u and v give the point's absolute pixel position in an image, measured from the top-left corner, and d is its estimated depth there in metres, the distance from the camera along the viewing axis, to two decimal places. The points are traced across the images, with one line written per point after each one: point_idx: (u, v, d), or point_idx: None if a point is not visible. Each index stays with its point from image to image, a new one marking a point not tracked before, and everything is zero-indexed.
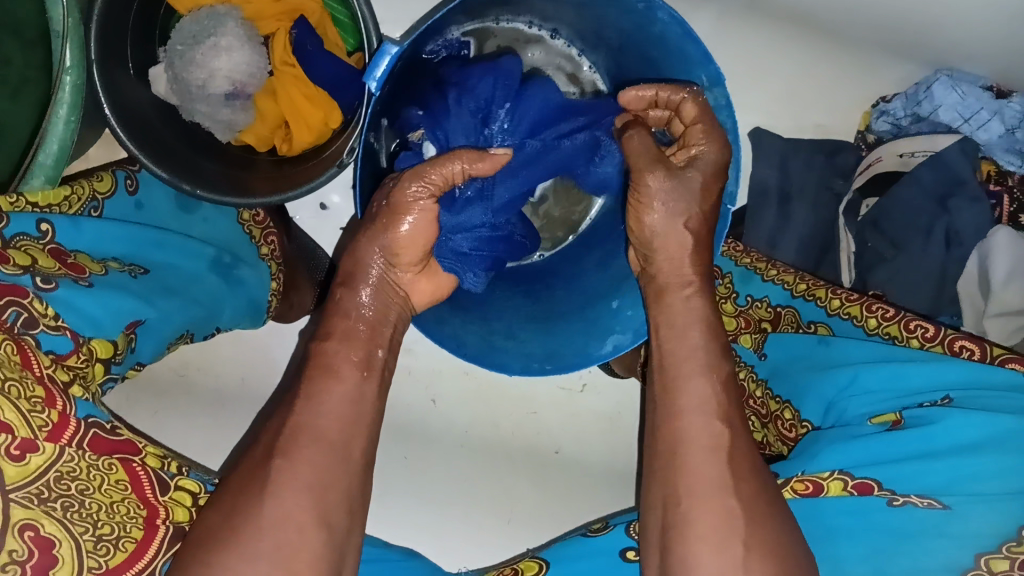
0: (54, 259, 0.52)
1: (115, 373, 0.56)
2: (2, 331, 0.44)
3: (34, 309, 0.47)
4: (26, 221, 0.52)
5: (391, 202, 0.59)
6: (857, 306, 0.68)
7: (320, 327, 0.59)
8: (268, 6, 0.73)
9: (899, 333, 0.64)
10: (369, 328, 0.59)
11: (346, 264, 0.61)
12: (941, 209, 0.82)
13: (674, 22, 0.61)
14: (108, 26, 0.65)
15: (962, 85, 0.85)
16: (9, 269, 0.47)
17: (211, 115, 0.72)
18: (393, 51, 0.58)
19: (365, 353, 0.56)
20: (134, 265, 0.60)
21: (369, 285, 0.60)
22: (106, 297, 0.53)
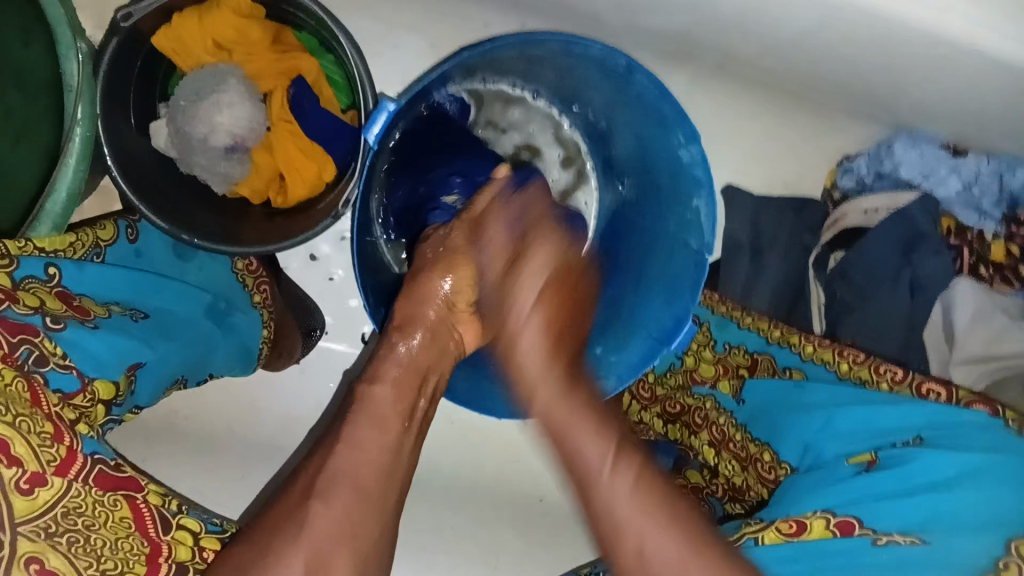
0: (61, 301, 0.54)
1: (117, 414, 0.57)
2: (13, 369, 0.46)
3: (45, 348, 0.49)
4: (34, 264, 0.54)
5: (449, 247, 0.67)
6: (829, 351, 0.71)
7: (365, 371, 0.61)
8: (267, 63, 0.74)
9: (869, 375, 0.67)
10: (413, 372, 0.61)
11: (401, 310, 0.64)
12: (906, 261, 0.87)
13: (652, 84, 0.65)
14: (112, 80, 0.68)
15: (922, 144, 0.90)
16: (21, 308, 0.49)
17: (209, 167, 0.75)
18: (391, 109, 0.62)
19: (408, 403, 0.59)
20: (136, 309, 0.62)
21: (422, 331, 0.63)
22: (111, 339, 0.55)
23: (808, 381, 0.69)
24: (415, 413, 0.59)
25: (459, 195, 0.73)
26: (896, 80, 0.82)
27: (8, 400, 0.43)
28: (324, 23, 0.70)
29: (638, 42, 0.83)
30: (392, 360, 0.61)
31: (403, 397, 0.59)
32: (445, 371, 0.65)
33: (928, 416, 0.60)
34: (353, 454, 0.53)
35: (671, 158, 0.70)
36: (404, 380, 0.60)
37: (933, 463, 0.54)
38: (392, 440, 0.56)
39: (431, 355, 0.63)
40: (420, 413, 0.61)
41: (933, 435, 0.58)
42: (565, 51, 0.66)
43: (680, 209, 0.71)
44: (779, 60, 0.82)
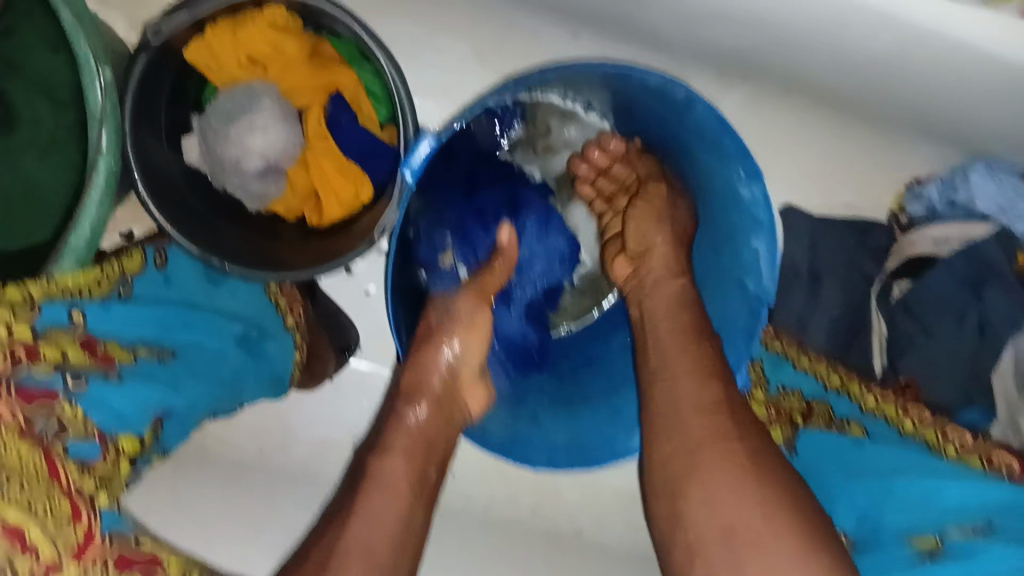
0: (84, 350, 0.51)
1: (141, 463, 0.55)
2: (29, 441, 0.44)
3: (63, 413, 0.48)
4: (56, 310, 0.52)
5: (453, 318, 0.67)
6: (891, 406, 0.70)
7: (378, 439, 0.60)
8: (303, 79, 0.70)
9: (935, 438, 0.64)
10: (426, 441, 0.60)
11: (409, 376, 0.63)
12: (974, 297, 0.81)
13: (713, 117, 0.60)
14: (143, 96, 0.65)
15: (1000, 174, 0.83)
16: (41, 370, 0.47)
17: (242, 185, 0.72)
18: (432, 141, 0.57)
19: (420, 471, 0.57)
20: (163, 348, 0.59)
21: (429, 398, 0.62)
22: (136, 390, 0.53)
23: (868, 440, 0.65)
24: (425, 481, 0.57)
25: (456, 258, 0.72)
26: (977, 109, 0.75)
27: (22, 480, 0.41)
28: (359, 39, 0.66)
29: (694, 57, 0.77)
30: (405, 427, 0.60)
31: (416, 463, 0.57)
32: (452, 436, 0.62)
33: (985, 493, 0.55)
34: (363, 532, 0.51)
35: (733, 195, 0.65)
36: (414, 454, 0.58)
37: (1004, 557, 0.50)
38: (405, 515, 0.54)
39: (444, 420, 0.62)
40: (433, 482, 0.58)
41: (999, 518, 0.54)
42: (620, 79, 0.61)
43: (738, 248, 0.66)
44: (851, 83, 0.76)
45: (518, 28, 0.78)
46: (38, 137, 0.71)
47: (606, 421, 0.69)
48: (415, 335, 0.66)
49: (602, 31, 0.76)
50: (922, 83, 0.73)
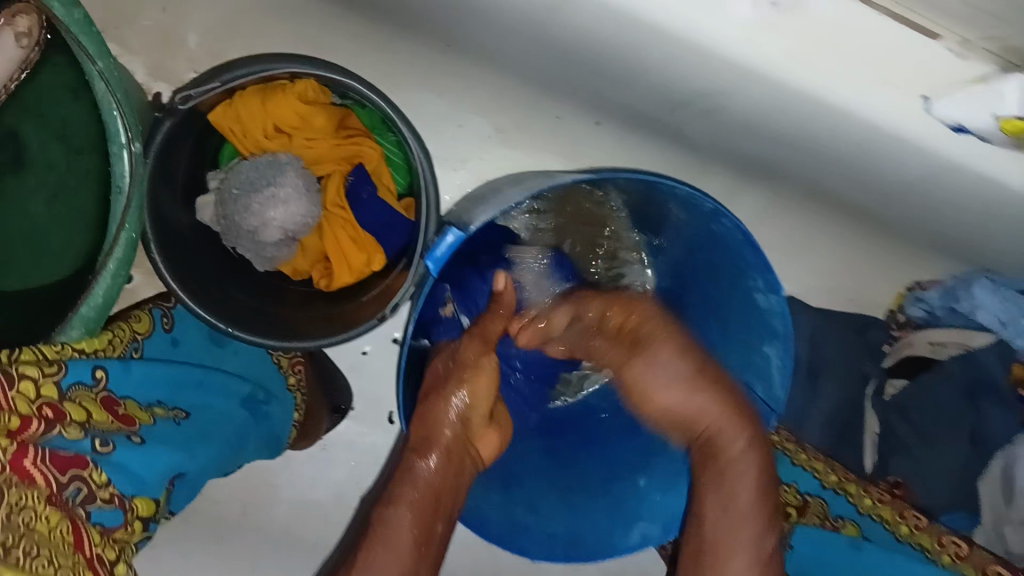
0: (106, 411, 0.52)
1: (150, 529, 0.55)
2: (59, 510, 0.45)
3: (92, 481, 0.48)
4: (81, 369, 0.52)
5: (460, 362, 0.69)
6: (888, 510, 0.73)
7: (391, 492, 0.63)
8: (328, 149, 0.70)
9: (930, 545, 0.69)
10: (433, 494, 0.62)
11: (420, 429, 0.65)
12: (971, 406, 0.83)
13: (738, 231, 0.61)
14: (161, 159, 0.64)
15: (1004, 290, 0.81)
16: (70, 434, 0.48)
17: (255, 251, 0.70)
18: (455, 236, 0.57)
19: (426, 526, 0.60)
20: (177, 410, 0.59)
21: (438, 451, 0.63)
22: (154, 454, 0.53)
23: (864, 542, 0.67)
24: (431, 534, 0.61)
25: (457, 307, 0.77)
26: (987, 235, 0.76)
27: (53, 551, 0.42)
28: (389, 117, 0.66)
29: (715, 157, 0.77)
30: (414, 479, 0.62)
31: (423, 518, 0.60)
32: (462, 491, 0.65)
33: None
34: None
35: (745, 300, 0.66)
36: (422, 508, 0.61)
37: None
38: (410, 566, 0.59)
39: (457, 461, 0.64)
40: (438, 538, 0.62)
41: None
42: (648, 185, 0.62)
43: (748, 352, 0.67)
44: (865, 199, 0.77)
45: (542, 108, 0.78)
46: (48, 182, 0.70)
47: (606, 511, 0.68)
48: (425, 386, 0.68)
49: (626, 124, 0.76)
50: (933, 213, 0.74)
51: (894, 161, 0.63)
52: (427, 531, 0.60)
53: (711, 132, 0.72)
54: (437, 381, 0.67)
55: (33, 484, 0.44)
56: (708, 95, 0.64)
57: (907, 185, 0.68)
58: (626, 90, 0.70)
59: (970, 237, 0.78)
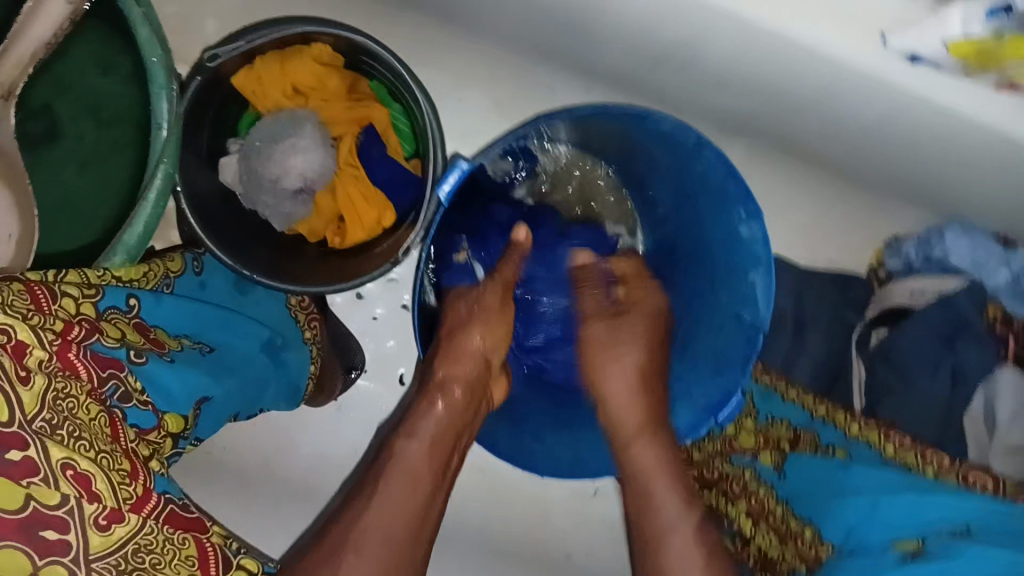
0: (139, 333, 0.56)
1: (182, 446, 0.59)
2: (99, 405, 0.48)
3: (129, 384, 0.51)
4: (117, 295, 0.56)
5: (482, 304, 0.71)
6: (875, 433, 0.74)
7: (405, 423, 0.62)
8: (340, 112, 0.75)
9: (914, 461, 0.68)
10: (455, 427, 0.63)
11: (443, 344, 0.68)
12: (949, 348, 0.85)
13: (719, 161, 0.66)
14: (189, 116, 0.70)
15: (974, 235, 0.89)
16: (109, 342, 0.51)
17: (273, 206, 0.76)
18: (464, 167, 0.63)
19: (441, 459, 0.60)
20: (202, 343, 0.63)
21: (463, 383, 0.65)
22: (184, 374, 0.57)
23: (854, 463, 0.68)
24: (446, 469, 0.60)
25: (470, 254, 0.76)
26: (951, 180, 0.82)
27: (93, 436, 0.45)
28: (397, 74, 0.72)
29: (698, 117, 0.84)
30: (431, 414, 0.62)
31: (439, 449, 0.60)
32: (474, 424, 0.66)
33: (971, 509, 0.60)
34: (384, 513, 0.53)
35: (729, 234, 0.71)
36: (439, 442, 0.60)
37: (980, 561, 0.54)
38: (422, 501, 0.56)
39: (466, 414, 0.64)
40: (451, 472, 0.61)
41: (983, 532, 0.57)
42: (634, 124, 0.68)
43: (733, 283, 0.72)
44: (834, 148, 0.83)
45: (536, 79, 0.84)
46: (79, 152, 0.74)
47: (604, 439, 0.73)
48: (443, 328, 0.69)
49: (614, 88, 0.83)
50: (897, 155, 0.80)
51: (857, 101, 0.70)
52: (443, 466, 0.60)
53: (691, 89, 0.78)
54: (455, 322, 0.69)
55: (75, 376, 0.47)
56: (686, 46, 0.71)
57: (870, 127, 0.75)
58: (610, 50, 0.76)
59: (936, 183, 0.84)
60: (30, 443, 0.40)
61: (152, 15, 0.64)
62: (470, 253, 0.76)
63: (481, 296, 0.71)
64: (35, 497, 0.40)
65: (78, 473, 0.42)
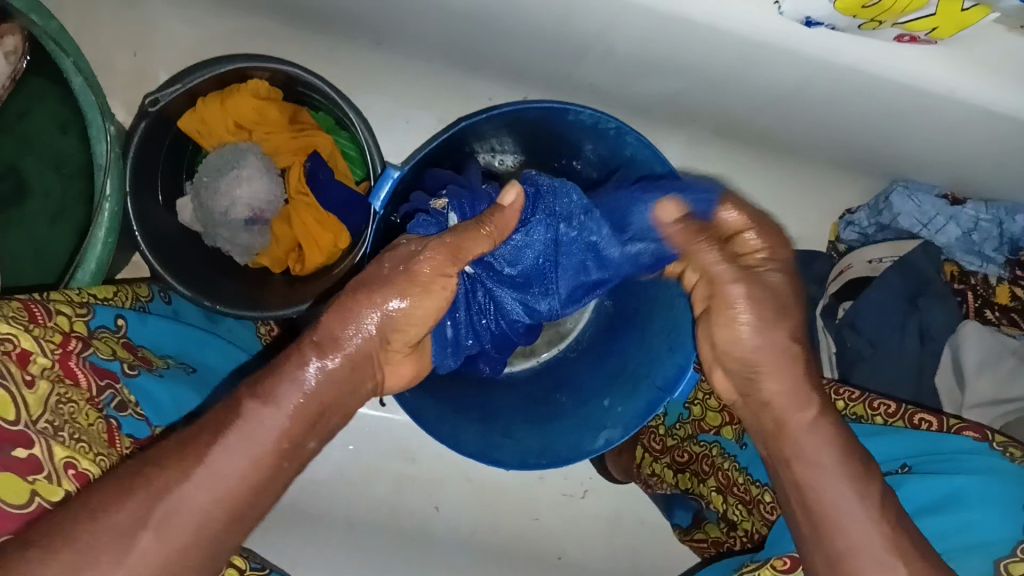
0: (127, 351, 0.60)
1: None
2: (96, 411, 0.53)
3: (124, 394, 0.56)
4: (106, 315, 0.60)
5: (410, 269, 0.59)
6: (825, 391, 0.74)
7: (262, 377, 0.53)
8: (285, 142, 0.79)
9: (865, 411, 0.70)
10: (319, 404, 0.53)
11: (331, 328, 0.56)
12: (912, 307, 0.87)
13: (642, 145, 0.68)
14: (142, 161, 0.73)
15: (917, 194, 0.90)
16: (103, 355, 0.56)
17: (231, 239, 0.79)
18: (394, 175, 0.67)
19: (299, 437, 0.52)
20: (184, 363, 0.67)
21: (341, 354, 0.56)
22: (171, 387, 0.62)
23: None
24: (300, 449, 0.52)
25: (448, 202, 0.69)
26: (890, 136, 0.84)
27: (90, 440, 0.50)
28: (334, 103, 0.75)
29: (634, 109, 0.87)
30: (298, 382, 0.53)
31: (298, 424, 0.52)
32: (353, 400, 0.58)
33: (913, 447, 0.64)
34: (208, 488, 0.46)
35: None
36: (302, 416, 0.52)
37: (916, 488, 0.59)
38: (264, 475, 0.49)
39: (342, 391, 0.56)
40: (306, 454, 0.54)
41: (919, 464, 0.62)
42: (558, 116, 0.70)
43: None
44: (770, 120, 0.85)
45: (475, 91, 0.88)
46: (48, 208, 0.77)
47: (574, 426, 0.75)
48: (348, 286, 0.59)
49: (550, 91, 0.86)
50: (832, 119, 0.82)
51: (774, 67, 0.73)
52: (296, 446, 0.52)
53: (619, 80, 0.81)
54: (375, 277, 0.59)
55: (76, 386, 0.52)
56: (601, 37, 0.74)
57: (794, 93, 0.77)
58: (537, 55, 0.80)
59: (876, 145, 0.86)
60: (34, 441, 0.45)
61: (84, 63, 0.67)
62: (450, 205, 0.69)
63: (418, 260, 0.59)
64: (40, 494, 0.45)
65: (79, 472, 0.47)
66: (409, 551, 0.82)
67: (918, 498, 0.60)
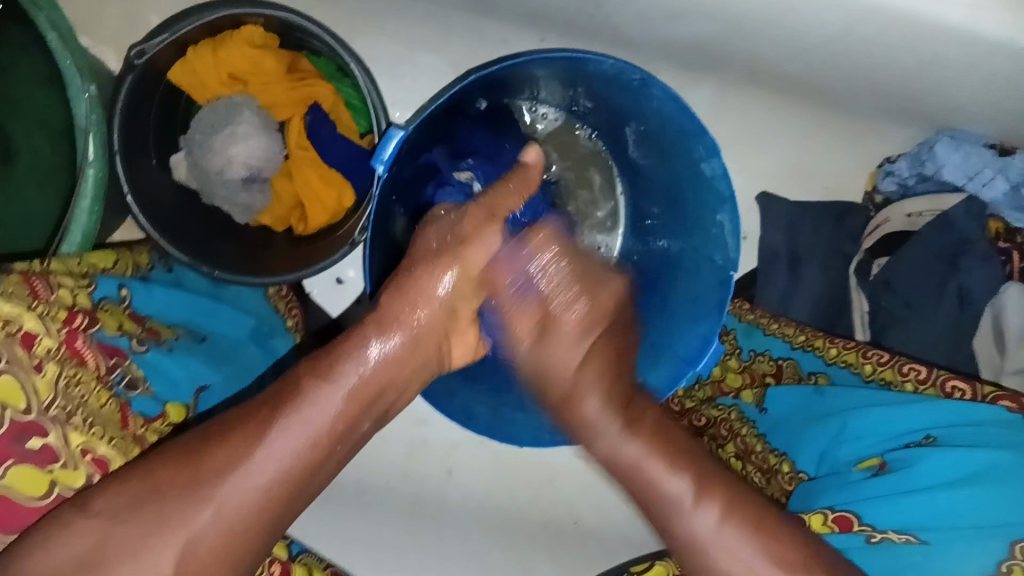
0: (136, 322, 0.56)
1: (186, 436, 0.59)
2: (107, 391, 0.49)
3: (133, 371, 0.53)
4: (108, 286, 0.56)
5: (456, 236, 0.61)
6: (852, 353, 0.68)
7: (321, 355, 0.54)
8: (283, 94, 0.74)
9: (893, 377, 0.64)
10: (385, 384, 0.55)
11: (389, 304, 0.58)
12: (952, 267, 0.81)
13: (669, 99, 0.62)
14: (131, 117, 0.68)
15: (965, 145, 0.84)
16: (109, 330, 0.52)
17: (230, 199, 0.75)
18: (399, 135, 0.61)
19: (347, 423, 0.52)
20: (195, 331, 0.63)
21: (402, 333, 0.56)
22: (183, 360, 0.57)
23: (827, 387, 0.65)
24: (352, 431, 0.52)
25: (473, 173, 0.70)
26: (934, 84, 0.77)
27: (103, 423, 0.48)
28: (334, 53, 0.70)
29: (659, 54, 0.81)
30: (360, 361, 0.53)
31: (354, 407, 0.52)
32: (420, 373, 0.59)
33: (944, 414, 0.56)
34: (240, 477, 0.45)
35: (695, 172, 0.67)
36: (356, 398, 0.52)
37: (935, 463, 0.52)
38: (313, 464, 0.49)
39: (399, 372, 0.56)
40: (357, 437, 0.53)
41: (946, 435, 0.55)
42: (578, 68, 0.64)
43: (704, 224, 0.68)
44: (803, 68, 0.78)
45: (488, 35, 0.82)
46: (38, 167, 0.72)
47: None
48: (405, 259, 0.61)
49: (568, 35, 0.80)
50: (868, 68, 0.76)
51: (815, 9, 0.66)
52: (348, 429, 0.52)
53: (643, 22, 0.75)
54: (422, 253, 0.61)
55: (83, 364, 0.48)
56: None
57: (830, 40, 0.71)
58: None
59: (917, 93, 0.80)
60: (49, 430, 0.43)
61: (60, 19, 0.65)
62: (474, 174, 0.69)
63: (460, 225, 0.62)
64: (58, 482, 0.44)
65: (97, 457, 0.46)
66: (418, 517, 0.81)
67: (943, 476, 0.52)
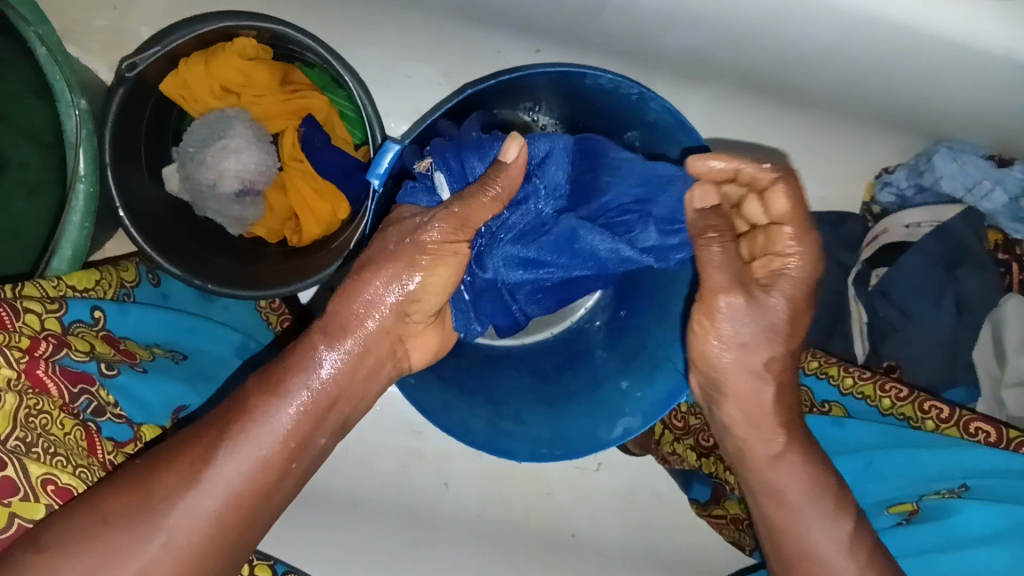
0: (109, 345, 0.56)
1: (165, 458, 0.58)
2: (72, 419, 0.49)
3: (101, 397, 0.52)
4: (81, 308, 0.56)
5: (415, 239, 0.53)
6: (869, 385, 0.67)
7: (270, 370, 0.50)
8: (276, 105, 0.73)
9: (913, 412, 0.65)
10: (335, 400, 0.52)
11: (335, 310, 0.53)
12: (950, 277, 0.82)
13: (666, 112, 0.62)
14: (122, 129, 0.67)
15: (962, 156, 0.83)
16: (77, 356, 0.51)
17: (222, 211, 0.74)
18: (395, 148, 0.60)
19: (303, 438, 0.50)
20: (176, 350, 0.63)
21: (353, 339, 0.53)
22: (157, 382, 0.57)
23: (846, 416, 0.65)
24: (309, 447, 0.51)
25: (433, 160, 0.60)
26: (933, 95, 0.77)
27: (68, 452, 0.47)
28: (328, 64, 0.69)
29: (655, 63, 0.80)
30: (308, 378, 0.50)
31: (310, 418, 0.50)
32: (381, 379, 0.57)
33: (972, 461, 0.59)
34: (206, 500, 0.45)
35: None
36: (309, 413, 0.50)
37: (984, 517, 0.55)
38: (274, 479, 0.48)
39: (355, 385, 0.54)
40: (319, 450, 0.52)
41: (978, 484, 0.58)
42: (575, 80, 0.64)
43: None
44: (802, 77, 0.77)
45: (482, 44, 0.81)
46: (26, 180, 0.72)
47: (591, 411, 0.69)
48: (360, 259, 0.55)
49: (563, 44, 0.79)
50: (866, 77, 0.75)
51: (810, 19, 0.66)
52: (303, 445, 0.50)
53: (640, 31, 0.74)
54: (374, 252, 0.54)
55: (44, 392, 0.48)
56: None
57: (827, 50, 0.71)
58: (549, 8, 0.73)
59: (915, 104, 0.79)
60: (8, 462, 0.42)
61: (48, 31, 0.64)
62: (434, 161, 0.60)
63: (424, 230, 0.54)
64: (17, 514, 0.43)
65: (59, 486, 0.45)
66: (414, 532, 0.80)
67: (988, 527, 0.55)
